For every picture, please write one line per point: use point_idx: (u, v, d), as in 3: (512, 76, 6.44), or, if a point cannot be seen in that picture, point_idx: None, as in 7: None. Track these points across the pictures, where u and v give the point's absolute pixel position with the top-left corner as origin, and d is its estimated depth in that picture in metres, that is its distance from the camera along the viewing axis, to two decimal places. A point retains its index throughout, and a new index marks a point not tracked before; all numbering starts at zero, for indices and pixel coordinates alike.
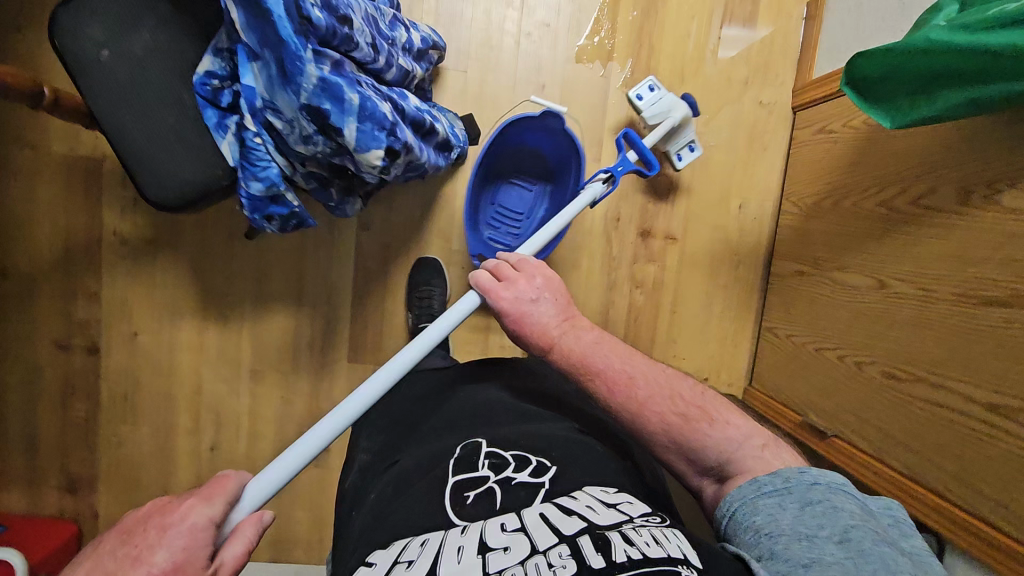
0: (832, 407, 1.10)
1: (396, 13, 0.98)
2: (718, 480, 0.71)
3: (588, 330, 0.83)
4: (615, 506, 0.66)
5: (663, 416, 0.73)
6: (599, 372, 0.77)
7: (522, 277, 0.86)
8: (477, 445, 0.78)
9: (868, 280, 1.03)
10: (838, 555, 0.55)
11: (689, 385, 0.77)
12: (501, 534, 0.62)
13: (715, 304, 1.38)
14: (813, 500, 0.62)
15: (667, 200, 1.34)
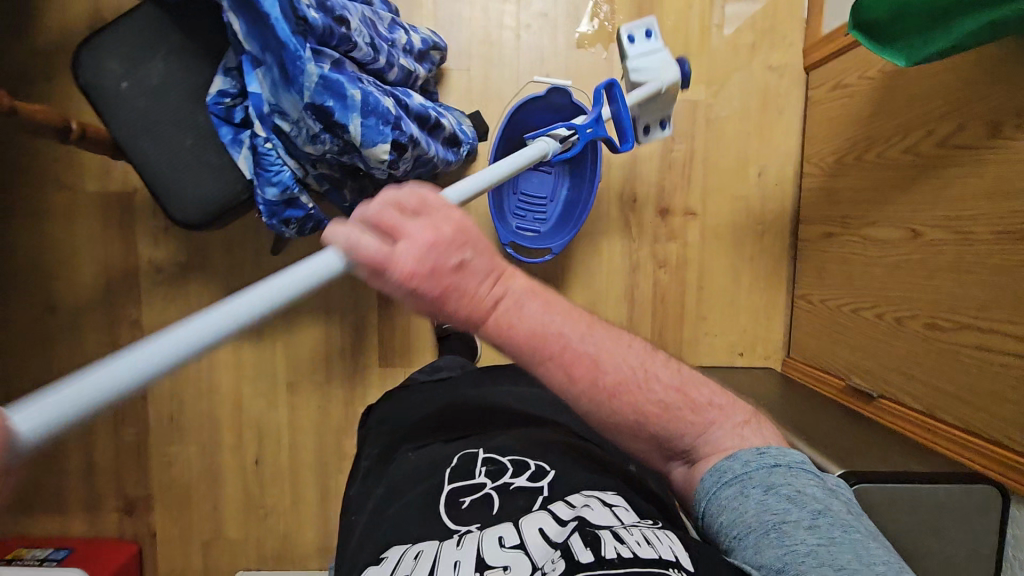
0: (877, 367, 1.06)
1: (395, 17, 1.00)
2: (688, 464, 0.67)
3: (521, 285, 0.61)
4: (611, 508, 0.63)
5: (632, 406, 0.63)
6: (556, 353, 0.61)
7: (435, 237, 0.54)
8: (473, 455, 0.76)
9: (902, 232, 0.99)
10: (808, 543, 0.55)
11: (661, 360, 0.67)
12: (500, 550, 0.58)
13: (742, 277, 1.35)
14: (775, 483, 0.60)
15: (682, 176, 1.32)
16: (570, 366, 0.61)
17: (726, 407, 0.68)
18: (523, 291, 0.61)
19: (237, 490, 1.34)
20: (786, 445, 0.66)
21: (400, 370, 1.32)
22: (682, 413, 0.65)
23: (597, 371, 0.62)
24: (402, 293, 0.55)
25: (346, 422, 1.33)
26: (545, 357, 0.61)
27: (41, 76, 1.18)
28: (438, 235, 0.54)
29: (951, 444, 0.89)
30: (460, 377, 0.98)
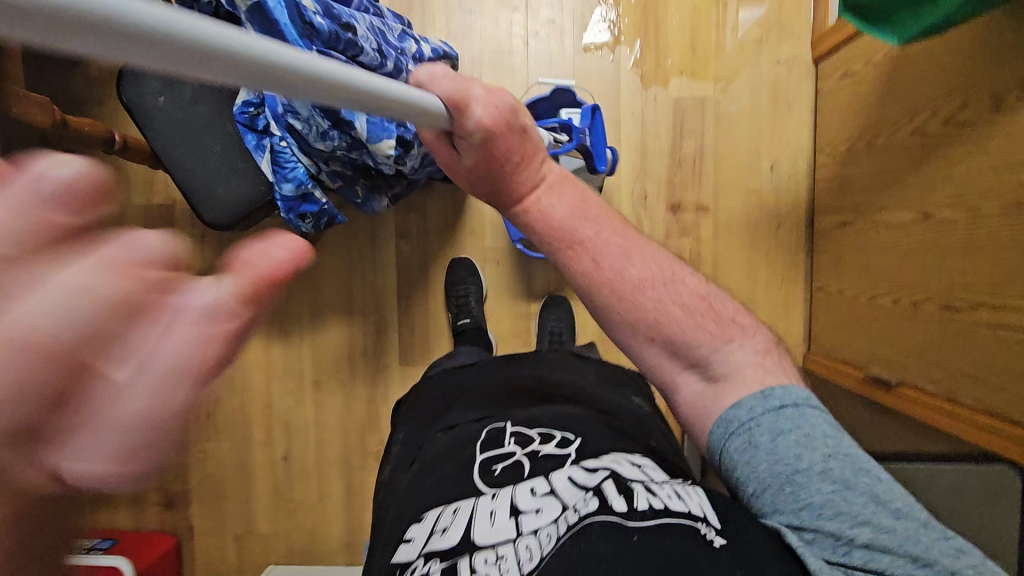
0: (896, 354, 1.03)
1: (406, 28, 1.07)
2: (706, 380, 0.67)
3: (559, 175, 0.68)
4: (639, 467, 0.66)
5: (654, 304, 0.66)
6: (587, 241, 0.66)
7: (509, 101, 0.59)
8: (501, 429, 0.77)
9: (913, 214, 0.98)
10: (824, 493, 0.58)
11: (690, 272, 0.70)
12: (532, 498, 0.62)
13: (758, 271, 1.34)
14: (785, 430, 0.61)
15: (693, 172, 1.33)
16: (601, 253, 0.66)
17: (741, 325, 0.69)
18: (564, 181, 0.68)
19: (267, 486, 1.40)
20: (792, 381, 0.66)
21: (420, 368, 1.37)
22: (701, 320, 0.66)
23: (624, 263, 0.66)
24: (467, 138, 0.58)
25: (370, 420, 1.38)
26: (579, 239, 0.66)
27: (94, 101, 1.29)
28: (513, 95, 0.59)
29: (975, 427, 0.87)
30: (479, 363, 1.00)
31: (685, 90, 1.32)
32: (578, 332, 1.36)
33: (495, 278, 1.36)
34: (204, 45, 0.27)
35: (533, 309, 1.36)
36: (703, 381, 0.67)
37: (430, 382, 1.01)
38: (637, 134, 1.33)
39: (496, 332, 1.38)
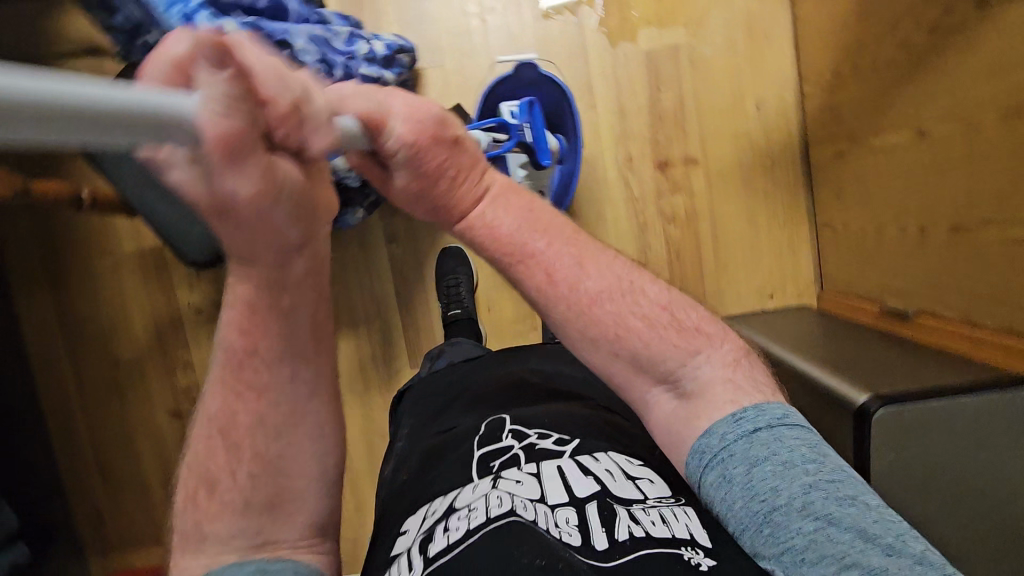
0: (910, 283, 0.99)
1: (354, 30, 1.03)
2: (679, 396, 0.64)
3: (502, 187, 0.64)
4: (633, 479, 0.64)
5: (613, 319, 0.63)
6: (538, 256, 0.63)
7: (426, 114, 0.54)
8: (500, 421, 0.75)
9: (908, 133, 0.93)
10: (806, 534, 0.53)
11: (649, 280, 0.66)
12: (517, 474, 0.65)
13: (758, 217, 1.30)
14: (761, 463, 0.58)
15: (677, 125, 1.28)
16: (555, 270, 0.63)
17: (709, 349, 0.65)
18: (508, 191, 0.64)
19: None
20: (765, 398, 0.63)
21: None
22: (665, 337, 0.63)
23: (579, 276, 0.63)
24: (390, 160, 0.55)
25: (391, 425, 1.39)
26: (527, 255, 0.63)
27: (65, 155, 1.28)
28: (438, 107, 0.54)
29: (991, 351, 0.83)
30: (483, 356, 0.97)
31: (656, 41, 1.26)
32: None
33: (491, 268, 1.35)
34: (114, 115, 0.27)
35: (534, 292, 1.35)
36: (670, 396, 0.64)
37: (426, 381, 0.98)
38: (613, 95, 1.27)
39: (500, 321, 1.36)
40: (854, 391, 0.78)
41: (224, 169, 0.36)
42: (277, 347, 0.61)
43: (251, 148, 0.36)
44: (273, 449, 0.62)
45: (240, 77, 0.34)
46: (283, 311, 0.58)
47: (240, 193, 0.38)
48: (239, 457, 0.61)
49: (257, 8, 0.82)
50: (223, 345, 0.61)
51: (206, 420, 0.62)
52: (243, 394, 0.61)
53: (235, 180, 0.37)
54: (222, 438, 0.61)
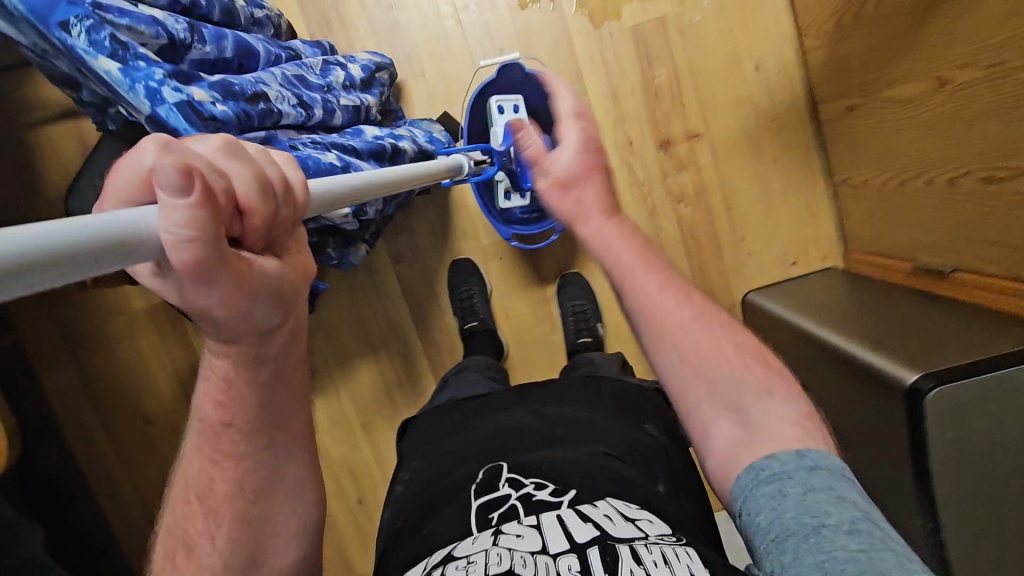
0: (944, 239, 0.94)
1: (327, 58, 0.99)
2: (741, 425, 0.63)
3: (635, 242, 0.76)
4: (633, 521, 0.62)
5: (706, 346, 0.67)
6: (655, 314, 0.69)
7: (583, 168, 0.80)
8: (498, 469, 0.76)
9: (924, 83, 0.87)
10: (850, 550, 0.50)
11: (742, 340, 0.69)
12: (517, 526, 0.63)
13: (772, 182, 1.24)
14: (817, 486, 0.56)
15: (674, 100, 1.22)
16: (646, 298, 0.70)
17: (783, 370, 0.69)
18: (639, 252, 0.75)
19: (351, 530, 1.40)
20: (832, 450, 0.61)
21: None
22: (751, 367, 0.66)
23: (684, 328, 0.69)
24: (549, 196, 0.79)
25: None
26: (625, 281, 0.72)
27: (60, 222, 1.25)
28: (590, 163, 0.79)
29: (998, 295, 0.86)
30: (494, 395, 0.98)
31: (641, 15, 1.19)
32: (601, 301, 1.32)
33: (503, 274, 1.31)
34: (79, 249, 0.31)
35: (551, 292, 1.32)
36: (734, 422, 0.64)
37: (432, 416, 0.98)
38: (604, 77, 1.21)
39: (519, 328, 1.33)
40: (904, 371, 0.74)
41: (191, 284, 0.41)
42: (255, 414, 0.58)
43: (216, 266, 0.41)
44: (252, 511, 0.61)
45: (203, 204, 0.37)
46: (259, 382, 0.56)
47: (210, 300, 0.44)
48: (219, 523, 0.60)
49: (225, 59, 0.76)
50: (199, 415, 0.58)
51: (185, 486, 0.60)
52: (220, 463, 0.59)
53: (206, 292, 0.43)
54: (199, 502, 0.60)
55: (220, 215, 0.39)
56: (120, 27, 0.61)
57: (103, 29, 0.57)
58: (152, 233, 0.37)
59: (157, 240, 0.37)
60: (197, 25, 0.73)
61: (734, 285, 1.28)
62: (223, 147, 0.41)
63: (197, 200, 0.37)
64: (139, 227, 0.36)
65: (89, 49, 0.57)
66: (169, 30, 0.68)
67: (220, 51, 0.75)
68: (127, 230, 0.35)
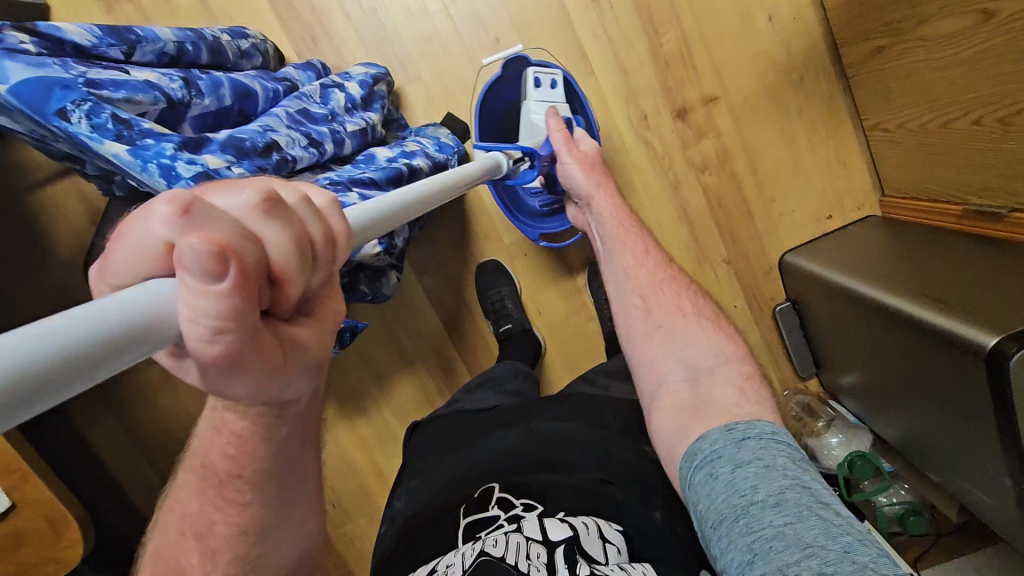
0: (997, 179, 0.89)
1: (323, 81, 0.95)
2: (691, 384, 0.66)
3: (633, 242, 0.85)
4: (605, 544, 0.58)
5: (665, 300, 0.76)
6: (633, 281, 0.80)
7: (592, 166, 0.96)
8: (491, 488, 0.68)
9: (968, 16, 0.81)
10: (778, 525, 0.46)
11: (709, 327, 0.73)
12: (498, 530, 0.59)
13: (797, 136, 1.19)
14: (745, 460, 0.52)
15: (687, 64, 1.16)
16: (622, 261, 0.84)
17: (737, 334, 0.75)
18: (638, 251, 0.84)
19: None
20: (756, 416, 0.58)
21: None
22: (703, 326, 0.73)
23: (664, 304, 0.76)
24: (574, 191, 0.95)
25: None
26: (607, 253, 0.87)
27: (78, 283, 1.22)
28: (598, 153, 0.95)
29: None
30: (500, 408, 0.84)
31: None
32: None
33: (530, 272, 1.28)
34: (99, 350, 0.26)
35: (581, 280, 1.28)
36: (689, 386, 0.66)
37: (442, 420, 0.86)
38: (609, 53, 1.16)
39: (554, 322, 1.30)
40: (982, 335, 0.73)
41: (215, 372, 0.33)
42: (264, 463, 0.50)
43: (247, 352, 0.33)
44: (252, 552, 0.54)
45: (239, 292, 0.29)
46: (273, 442, 0.49)
47: (238, 386, 0.36)
48: (216, 566, 0.53)
49: (225, 107, 0.72)
50: (202, 461, 0.51)
51: (181, 517, 0.54)
52: (221, 506, 0.52)
53: (234, 378, 0.35)
54: (196, 540, 0.53)
55: (252, 298, 0.30)
56: (118, 101, 0.58)
57: (103, 111, 0.54)
58: (177, 318, 0.29)
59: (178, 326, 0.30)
60: (193, 77, 0.69)
61: (770, 247, 1.23)
62: (261, 204, 0.32)
63: (232, 287, 0.29)
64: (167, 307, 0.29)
65: (93, 134, 0.54)
66: (166, 91, 0.64)
67: (219, 100, 0.72)
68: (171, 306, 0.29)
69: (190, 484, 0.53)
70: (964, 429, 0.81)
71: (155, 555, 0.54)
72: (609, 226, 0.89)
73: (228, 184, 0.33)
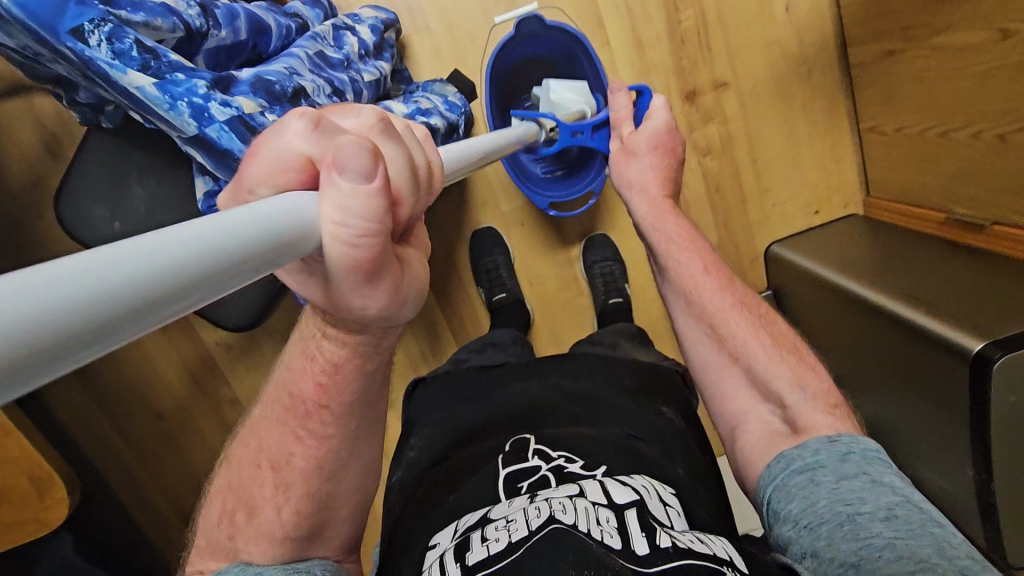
0: (985, 191, 0.94)
1: (334, 22, 0.87)
2: (784, 424, 0.64)
3: (688, 256, 0.76)
4: (666, 507, 0.53)
5: (740, 329, 0.70)
6: (702, 308, 0.73)
7: (641, 153, 0.85)
8: (525, 440, 0.65)
9: (985, 33, 0.84)
10: (885, 534, 0.49)
11: (779, 349, 0.69)
12: (556, 488, 0.54)
13: (798, 130, 1.21)
14: (849, 473, 0.55)
15: (702, 46, 1.15)
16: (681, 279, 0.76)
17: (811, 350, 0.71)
18: (697, 265, 0.75)
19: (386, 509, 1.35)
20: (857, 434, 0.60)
21: None
22: (784, 356, 0.68)
23: (732, 328, 0.70)
24: (622, 187, 0.87)
25: None
26: (662, 269, 0.79)
27: (31, 217, 1.10)
28: (664, 122, 0.84)
29: None
30: (508, 364, 0.81)
31: None
32: (628, 262, 1.29)
33: (527, 242, 1.27)
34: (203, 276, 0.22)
35: (577, 254, 1.28)
36: (780, 421, 0.64)
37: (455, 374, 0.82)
38: (627, 25, 1.13)
39: (545, 293, 1.30)
40: (967, 340, 0.78)
41: (348, 282, 0.33)
42: (355, 404, 0.52)
43: (382, 263, 0.33)
44: (322, 489, 0.53)
45: (378, 192, 0.29)
46: (368, 371, 0.49)
47: (365, 302, 0.36)
48: (288, 500, 0.52)
49: (240, 42, 0.65)
50: (290, 390, 0.51)
51: (257, 450, 0.53)
52: (304, 438, 0.52)
53: (365, 291, 0.35)
54: (272, 472, 0.52)
55: (388, 200, 0.30)
56: (137, 25, 0.52)
57: (126, 36, 0.50)
58: (320, 223, 0.30)
59: (322, 233, 0.30)
60: (208, 3, 0.62)
61: (758, 238, 1.26)
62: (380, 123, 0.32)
63: (377, 187, 0.29)
64: (306, 221, 0.28)
65: (114, 61, 0.50)
66: (186, 18, 0.57)
67: (235, 33, 0.65)
68: (290, 223, 0.27)
69: (272, 414, 0.53)
70: (926, 420, 0.88)
71: (227, 487, 0.55)
72: (660, 241, 0.79)
73: (350, 109, 0.33)
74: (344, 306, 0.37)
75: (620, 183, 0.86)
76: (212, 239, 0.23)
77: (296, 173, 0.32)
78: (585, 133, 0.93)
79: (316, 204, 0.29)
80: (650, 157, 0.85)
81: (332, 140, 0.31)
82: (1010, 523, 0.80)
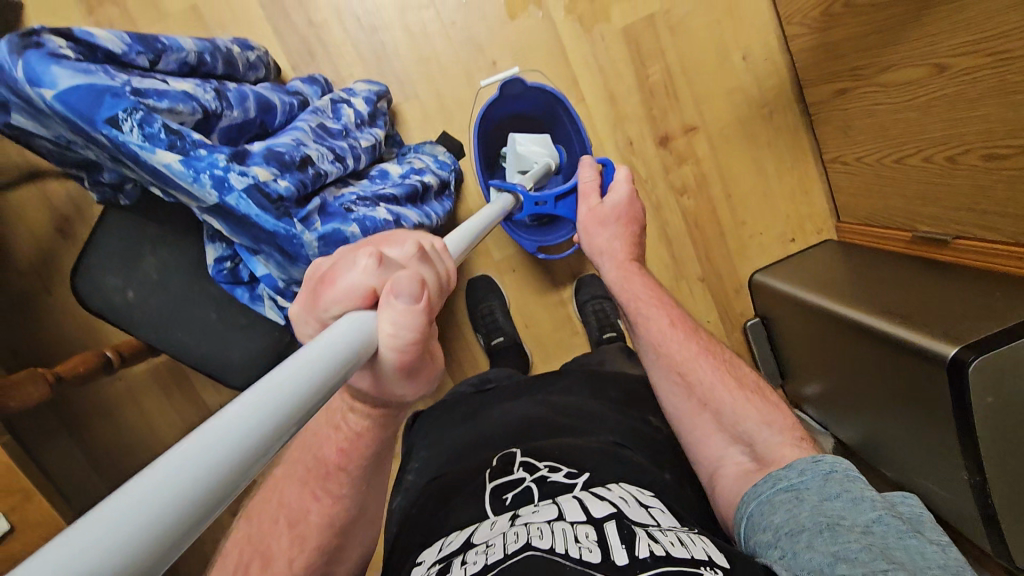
0: (942, 209, 1.01)
1: (330, 96, 0.95)
2: (751, 459, 0.65)
3: (655, 310, 0.81)
4: (647, 510, 0.56)
5: (706, 377, 0.73)
6: (667, 358, 0.76)
7: (605, 223, 0.91)
8: (511, 454, 0.68)
9: (924, 68, 0.93)
10: (861, 541, 0.50)
11: (750, 395, 0.71)
12: (537, 507, 0.56)
13: (766, 165, 1.29)
14: (832, 489, 0.56)
15: (670, 95, 1.24)
16: (648, 335, 0.80)
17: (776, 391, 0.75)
18: (665, 324, 0.79)
19: None
20: (830, 455, 0.61)
21: None
22: (750, 397, 0.71)
23: (705, 373, 0.74)
24: (591, 254, 0.93)
25: None
26: (629, 324, 0.83)
27: (47, 293, 1.14)
28: (625, 188, 0.91)
29: (1003, 249, 0.93)
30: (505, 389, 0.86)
31: (631, 14, 1.21)
32: None
33: (519, 285, 1.31)
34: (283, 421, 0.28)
35: (568, 294, 1.33)
36: (749, 459, 0.65)
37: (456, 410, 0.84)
38: (599, 81, 1.23)
39: (539, 333, 1.34)
40: (943, 346, 0.83)
41: (395, 376, 0.41)
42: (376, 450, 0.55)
43: (421, 362, 0.42)
44: (332, 541, 0.58)
45: (422, 310, 0.39)
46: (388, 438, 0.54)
47: (406, 390, 0.43)
48: (303, 550, 0.57)
49: (250, 119, 0.72)
50: (315, 452, 0.56)
51: (278, 505, 0.57)
52: (319, 492, 0.57)
53: (406, 382, 0.43)
54: (289, 527, 0.57)
55: (428, 312, 0.39)
56: (162, 111, 0.59)
57: (155, 121, 0.58)
58: (378, 335, 0.38)
59: (380, 343, 0.38)
60: (222, 88, 0.69)
61: (738, 268, 1.32)
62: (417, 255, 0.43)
63: (422, 306, 0.38)
64: (368, 338, 0.37)
65: (144, 143, 0.57)
66: (202, 103, 0.64)
67: (246, 112, 0.71)
68: (349, 351, 0.34)
69: (293, 473, 0.58)
70: (913, 426, 0.91)
71: (243, 540, 0.57)
72: (626, 303, 0.83)
73: (396, 242, 0.43)
74: (386, 393, 0.45)
75: (591, 252, 0.92)
76: (285, 394, 0.29)
77: (358, 298, 0.40)
78: (549, 202, 0.98)
79: (375, 322, 0.38)
80: (616, 226, 0.91)
81: (392, 273, 0.40)
82: (1007, 525, 0.82)
